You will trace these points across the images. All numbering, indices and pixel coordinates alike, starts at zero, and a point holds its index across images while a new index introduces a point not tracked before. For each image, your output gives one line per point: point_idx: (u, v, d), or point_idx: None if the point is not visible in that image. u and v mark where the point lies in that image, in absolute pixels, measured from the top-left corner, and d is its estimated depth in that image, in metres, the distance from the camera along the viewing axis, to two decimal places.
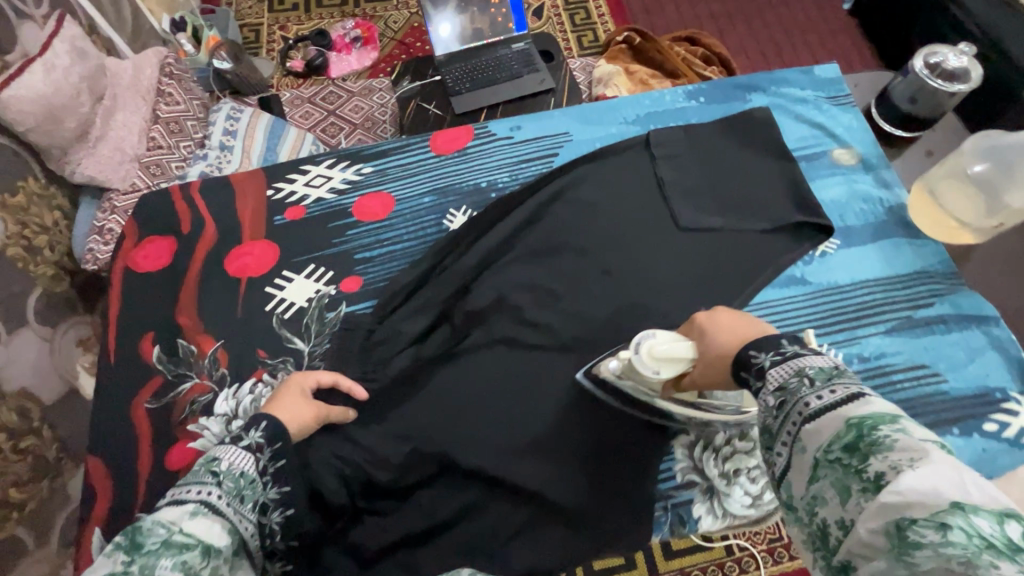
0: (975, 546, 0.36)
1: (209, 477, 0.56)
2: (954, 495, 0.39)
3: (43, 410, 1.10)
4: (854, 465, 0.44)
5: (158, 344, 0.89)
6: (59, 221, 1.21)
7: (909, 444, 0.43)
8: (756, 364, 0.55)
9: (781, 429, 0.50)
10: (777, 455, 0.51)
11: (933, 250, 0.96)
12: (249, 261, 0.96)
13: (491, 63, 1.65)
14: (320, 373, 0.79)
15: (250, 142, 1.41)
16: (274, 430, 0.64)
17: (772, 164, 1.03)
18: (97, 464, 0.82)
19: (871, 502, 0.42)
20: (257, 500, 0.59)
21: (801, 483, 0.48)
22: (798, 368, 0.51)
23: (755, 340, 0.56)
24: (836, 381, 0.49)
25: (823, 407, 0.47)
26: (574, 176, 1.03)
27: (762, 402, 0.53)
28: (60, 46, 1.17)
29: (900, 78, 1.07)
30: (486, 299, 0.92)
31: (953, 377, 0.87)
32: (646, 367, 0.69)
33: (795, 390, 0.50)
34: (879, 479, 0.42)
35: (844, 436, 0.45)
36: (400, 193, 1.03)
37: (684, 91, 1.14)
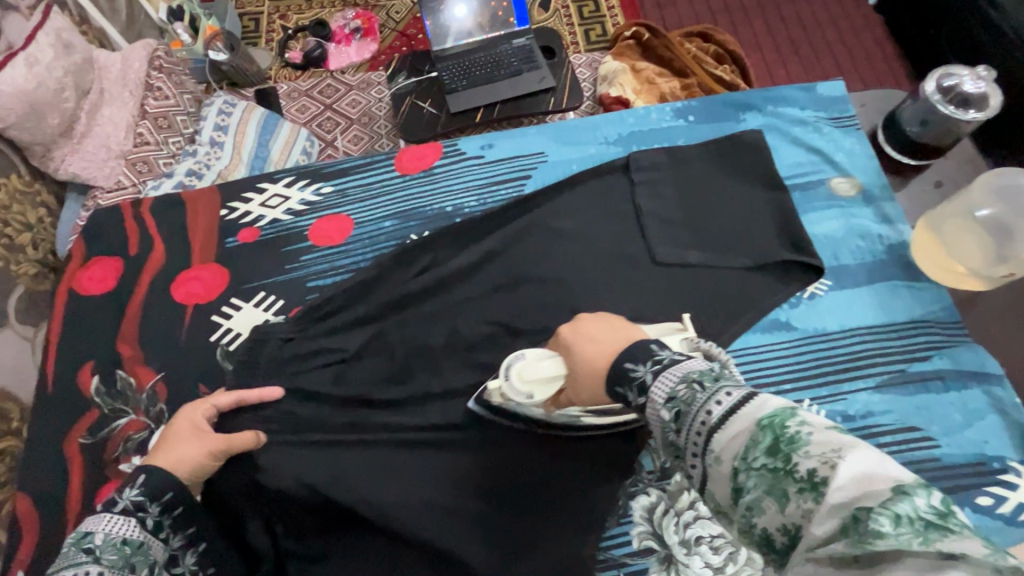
0: (923, 528, 0.33)
1: (83, 557, 0.56)
2: (888, 477, 0.36)
3: (24, 410, 0.99)
4: (782, 467, 0.39)
5: (96, 373, 0.85)
6: (43, 219, 1.15)
7: (823, 433, 0.39)
8: (637, 379, 0.53)
9: (688, 443, 0.46)
10: (694, 468, 0.46)
11: (934, 296, 0.88)
12: (196, 287, 0.91)
13: (489, 59, 1.56)
14: (217, 397, 0.74)
15: (243, 138, 1.33)
16: (155, 483, 0.62)
17: (762, 194, 0.95)
18: (26, 501, 0.79)
19: (813, 503, 0.37)
20: (148, 563, 0.60)
21: (729, 495, 0.43)
22: (682, 375, 0.49)
23: (627, 353, 0.55)
24: (722, 381, 0.47)
25: (725, 412, 0.44)
26: (549, 201, 0.96)
27: (656, 417, 0.49)
28: (44, 39, 1.12)
29: (908, 101, 0.98)
30: (438, 336, 0.86)
31: (947, 442, 0.79)
32: (518, 393, 0.71)
33: (691, 400, 0.47)
34: (812, 476, 0.38)
35: (761, 440, 0.41)
36: (359, 216, 0.97)
37: (672, 109, 1.05)
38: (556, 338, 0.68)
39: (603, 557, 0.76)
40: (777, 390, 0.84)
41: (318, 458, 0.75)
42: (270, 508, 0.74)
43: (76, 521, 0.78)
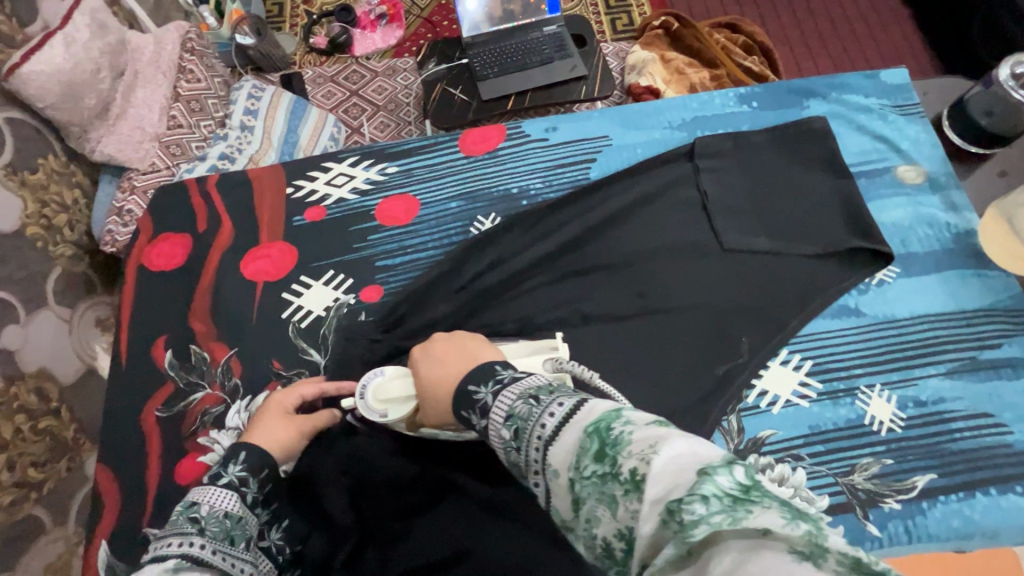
0: (729, 506, 0.33)
1: (189, 526, 0.55)
2: (697, 460, 0.36)
3: (62, 391, 1.02)
4: (609, 471, 0.39)
5: (169, 349, 0.86)
6: (78, 200, 1.14)
7: (642, 429, 0.40)
8: (480, 401, 0.52)
9: (530, 459, 0.46)
10: (537, 485, 0.46)
11: (1003, 284, 0.89)
12: (265, 265, 0.91)
13: (521, 47, 1.55)
14: (302, 387, 0.76)
15: (273, 124, 1.33)
16: (255, 459, 0.63)
17: (828, 181, 0.95)
18: (106, 473, 0.80)
19: (637, 502, 0.37)
20: (248, 538, 0.59)
21: (571, 508, 0.42)
22: (520, 392, 0.49)
23: (472, 374, 0.55)
24: (558, 395, 0.47)
25: (556, 423, 0.44)
26: (613, 187, 0.95)
27: (498, 437, 0.49)
28: (80, 19, 1.09)
29: (978, 90, 0.98)
30: (508, 321, 0.86)
31: (1019, 429, 0.80)
32: (373, 412, 0.71)
33: (528, 415, 0.47)
34: (633, 475, 0.38)
35: (588, 447, 0.41)
36: (426, 197, 0.97)
37: (735, 95, 1.05)
38: (409, 358, 0.69)
39: None
40: (848, 375, 0.84)
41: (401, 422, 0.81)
42: (355, 483, 0.77)
43: (154, 494, 0.78)
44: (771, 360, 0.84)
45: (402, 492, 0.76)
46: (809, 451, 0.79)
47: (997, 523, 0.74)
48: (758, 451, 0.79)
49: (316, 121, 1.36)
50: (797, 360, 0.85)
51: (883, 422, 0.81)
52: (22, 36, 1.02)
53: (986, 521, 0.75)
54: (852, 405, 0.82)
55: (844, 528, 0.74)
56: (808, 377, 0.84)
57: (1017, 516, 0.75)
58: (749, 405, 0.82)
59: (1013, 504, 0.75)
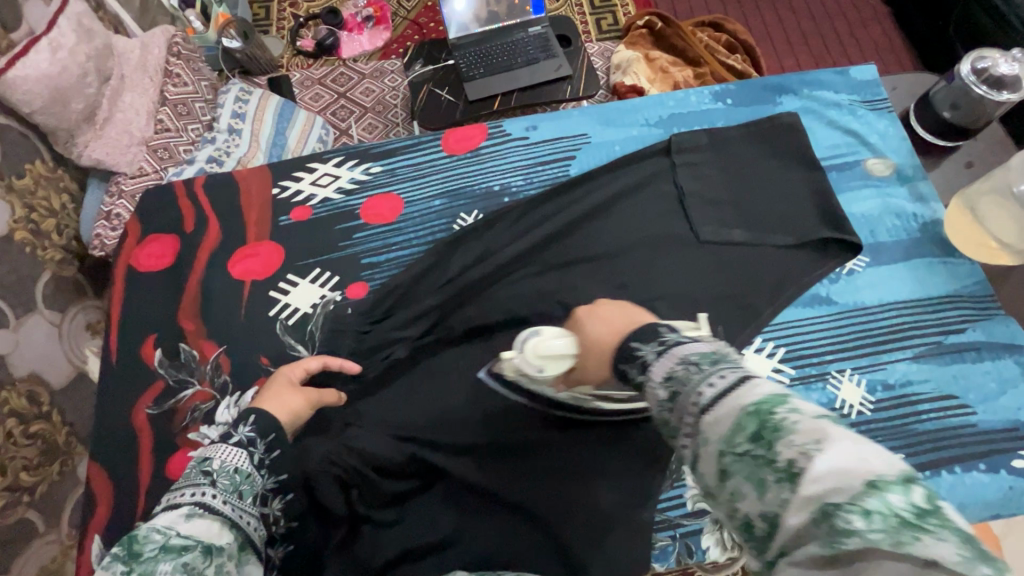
0: (895, 526, 0.32)
1: (202, 478, 0.61)
2: (866, 471, 0.34)
3: (53, 394, 1.04)
4: (764, 456, 0.38)
5: (159, 347, 0.88)
6: (67, 205, 1.15)
7: (809, 421, 0.38)
8: (639, 358, 0.51)
9: (682, 423, 0.44)
10: (684, 448, 0.45)
11: (967, 270, 0.92)
12: (254, 263, 0.93)
13: (505, 49, 1.58)
14: (308, 361, 0.81)
15: (260, 125, 1.33)
16: (264, 423, 0.68)
17: (799, 174, 0.98)
18: (98, 470, 0.82)
19: (789, 492, 0.36)
20: (255, 494, 0.64)
21: (716, 478, 0.41)
22: (682, 357, 0.47)
23: (636, 332, 0.53)
24: (720, 364, 0.44)
25: (715, 394, 0.42)
26: (591, 184, 0.98)
27: (654, 396, 0.48)
28: (66, 23, 1.11)
29: (942, 84, 1.02)
30: (492, 315, 0.88)
31: (982, 410, 0.83)
32: (531, 366, 0.74)
33: (686, 379, 0.45)
34: (790, 467, 0.36)
35: (747, 425, 0.39)
36: (409, 196, 0.99)
37: (710, 92, 1.08)
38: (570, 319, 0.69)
39: (658, 519, 0.79)
40: (820, 361, 0.87)
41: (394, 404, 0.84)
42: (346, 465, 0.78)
43: (146, 489, 0.80)
44: (746, 349, 0.87)
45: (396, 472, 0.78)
46: None
47: (960, 499, 0.78)
48: None
49: (303, 123, 1.35)
50: (771, 347, 0.88)
51: (853, 406, 0.84)
52: (7, 42, 1.03)
53: (949, 497, 0.78)
54: (823, 390, 0.85)
55: None
56: (781, 364, 0.87)
57: (979, 491, 0.78)
58: None
59: (976, 481, 0.79)
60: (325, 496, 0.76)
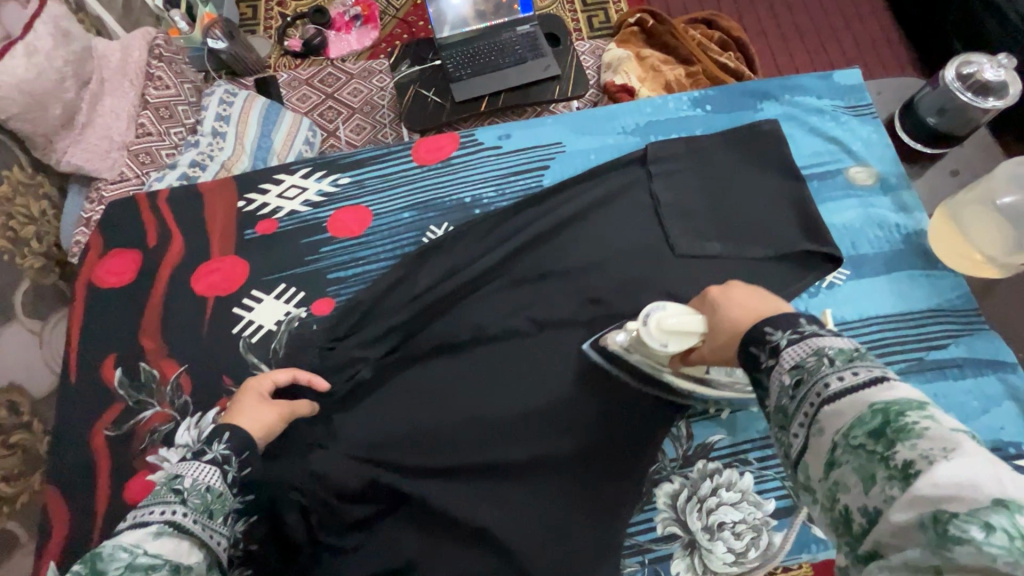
0: (1020, 547, 0.32)
1: (172, 496, 0.55)
2: (995, 490, 0.34)
3: (34, 403, 1.00)
4: (880, 451, 0.39)
5: (119, 367, 0.86)
6: (46, 211, 1.12)
7: (942, 432, 0.38)
8: (770, 342, 0.49)
9: (797, 413, 0.46)
10: (793, 438, 0.46)
11: (951, 283, 0.90)
12: (216, 279, 0.91)
13: (493, 47, 1.52)
14: (276, 372, 0.77)
15: (244, 129, 1.28)
16: (239, 438, 0.63)
17: (780, 184, 0.94)
18: (55, 493, 0.80)
19: (899, 491, 0.37)
20: (227, 513, 0.58)
21: (821, 469, 0.43)
22: (816, 347, 0.46)
23: (771, 317, 0.51)
24: (858, 363, 0.44)
25: (843, 389, 0.43)
26: (564, 194, 0.95)
27: (775, 381, 0.48)
28: (43, 28, 1.06)
29: (927, 90, 0.99)
30: (461, 331, 0.86)
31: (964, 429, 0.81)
32: (653, 339, 0.71)
33: (815, 370, 0.45)
34: (906, 467, 0.38)
35: (868, 420, 0.41)
36: (378, 208, 0.97)
37: (690, 99, 1.05)
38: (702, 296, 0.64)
39: (628, 544, 0.76)
40: None
41: (357, 420, 0.80)
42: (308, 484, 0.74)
43: (104, 512, 0.78)
44: None
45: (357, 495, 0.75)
46: (757, 454, 0.81)
47: None
48: (706, 457, 0.81)
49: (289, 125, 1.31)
50: None
51: None
52: None
53: None
54: None
55: (787, 530, 0.77)
56: None
57: None
58: (700, 411, 0.83)
59: None
60: (285, 519, 0.73)
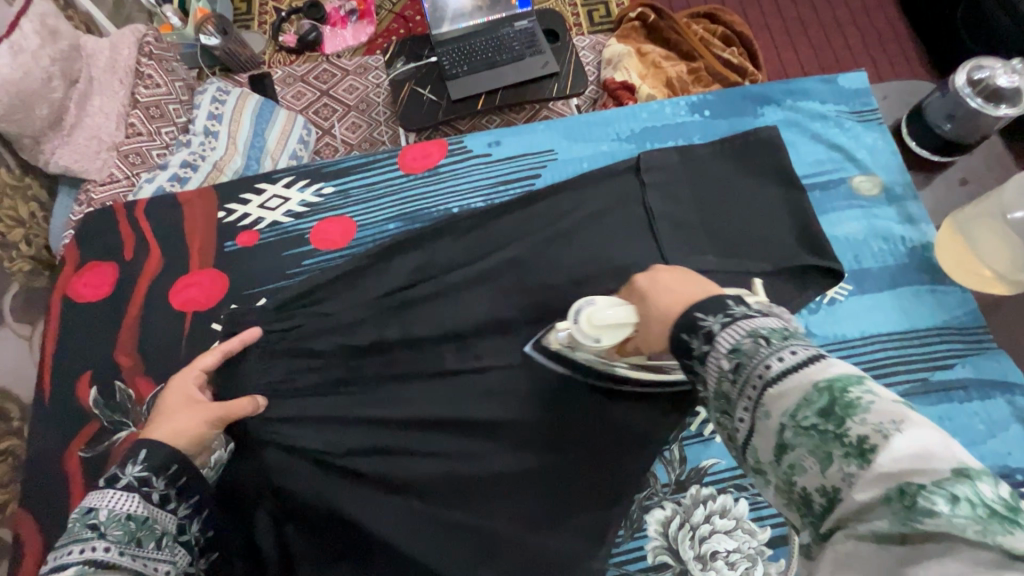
0: (984, 515, 0.30)
1: (88, 534, 0.54)
2: (951, 457, 0.32)
3: (25, 408, 0.93)
4: (832, 430, 0.36)
5: (94, 385, 0.83)
6: (35, 213, 1.05)
7: (888, 403, 0.35)
8: (703, 328, 0.45)
9: (739, 399, 0.41)
10: (738, 424, 0.41)
11: (957, 299, 0.86)
12: (195, 293, 0.88)
13: (490, 44, 1.45)
14: (202, 360, 0.68)
15: (238, 128, 1.23)
16: (158, 458, 0.58)
17: (779, 194, 0.90)
18: (28, 516, 0.78)
19: (858, 469, 0.34)
20: (157, 535, 0.58)
21: (771, 453, 0.39)
22: (750, 329, 0.42)
23: (700, 302, 0.47)
24: (794, 341, 0.41)
25: (785, 370, 0.39)
26: (557, 204, 0.91)
27: (712, 367, 0.43)
28: (29, 26, 0.99)
29: (935, 95, 0.95)
30: (445, 347, 0.81)
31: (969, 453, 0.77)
32: (586, 338, 0.66)
33: (753, 353, 0.41)
34: (862, 444, 0.34)
35: (815, 401, 0.37)
36: (362, 219, 0.94)
37: (687, 103, 1.01)
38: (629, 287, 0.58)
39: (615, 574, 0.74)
40: None
41: (323, 434, 0.73)
42: (277, 505, 0.70)
43: None
44: None
45: (324, 522, 0.70)
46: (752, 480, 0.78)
47: None
48: (699, 482, 0.78)
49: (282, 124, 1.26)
50: None
51: None
52: None
53: None
54: None
55: (784, 560, 0.74)
56: None
57: None
58: (692, 433, 0.81)
59: None
60: (262, 544, 0.70)
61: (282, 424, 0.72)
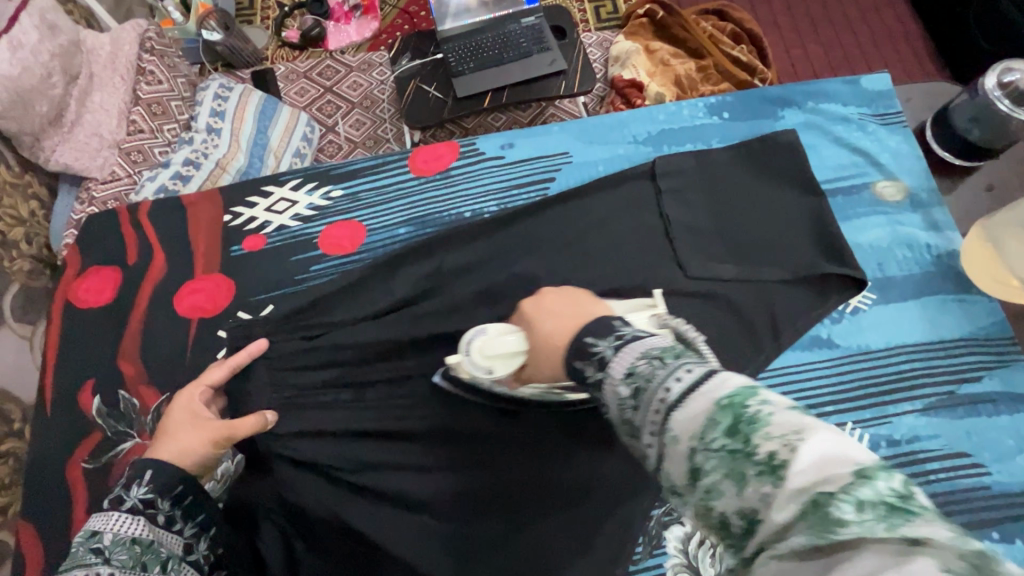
0: (888, 514, 0.26)
1: (92, 558, 0.52)
2: (851, 459, 0.29)
3: (25, 410, 0.91)
4: (740, 449, 0.31)
5: (97, 394, 0.81)
6: (35, 212, 1.02)
7: (786, 412, 0.32)
8: (597, 354, 0.43)
9: (645, 423, 0.37)
10: (649, 450, 0.37)
11: (984, 309, 0.84)
12: (200, 299, 0.86)
13: (497, 41, 1.42)
14: (210, 373, 0.68)
15: (241, 125, 1.20)
16: (163, 479, 0.56)
17: (800, 200, 0.88)
18: (28, 528, 0.75)
19: (771, 488, 0.30)
20: (163, 559, 0.56)
21: (682, 480, 0.34)
22: (642, 351, 0.40)
23: (589, 327, 0.46)
24: (686, 359, 0.38)
25: (684, 391, 0.35)
26: (572, 209, 0.89)
27: (613, 395, 0.40)
28: (28, 21, 0.96)
29: (964, 97, 0.92)
30: None
31: (998, 469, 0.75)
32: (479, 369, 0.63)
33: (651, 376, 0.38)
34: (772, 460, 0.30)
35: (720, 420, 0.33)
36: (372, 223, 0.91)
37: (706, 105, 0.99)
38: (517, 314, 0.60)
39: None
40: (818, 413, 0.79)
41: (335, 450, 0.71)
42: (289, 520, 0.69)
43: None
44: None
45: (335, 539, 0.68)
46: None
47: None
48: None
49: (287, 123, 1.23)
50: None
51: None
52: None
53: None
54: None
55: None
56: None
57: None
58: None
59: None
60: (269, 560, 0.67)
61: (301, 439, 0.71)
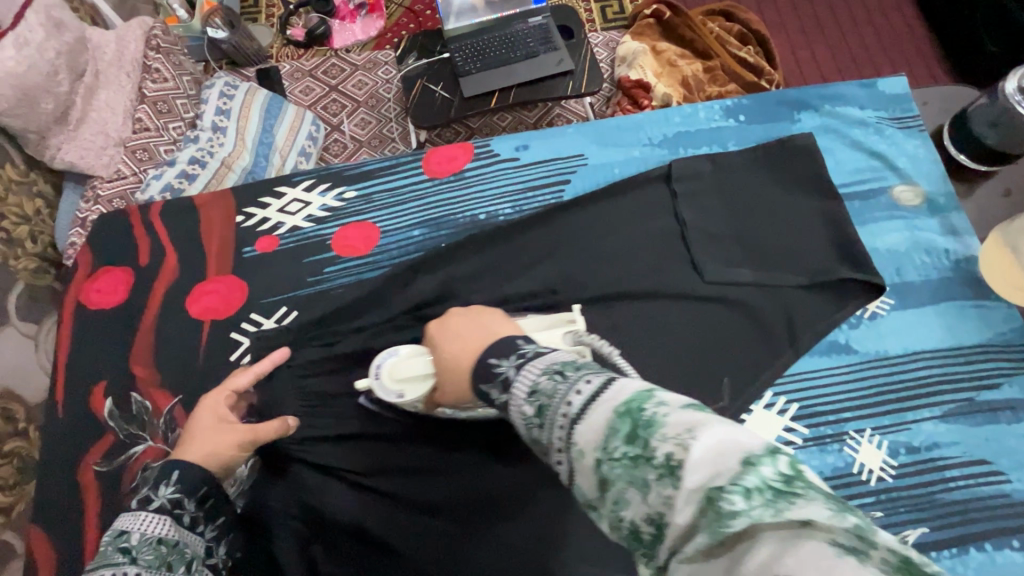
0: (772, 496, 0.28)
1: (119, 558, 0.50)
2: (737, 448, 0.31)
3: (30, 410, 0.90)
4: (640, 455, 0.33)
5: (109, 396, 0.80)
6: (41, 210, 1.01)
7: (679, 412, 0.33)
8: (501, 374, 0.46)
9: (552, 440, 0.39)
10: (559, 466, 0.38)
11: (1003, 315, 0.83)
12: (213, 300, 0.85)
13: (504, 41, 1.41)
14: (234, 379, 0.67)
15: (247, 124, 1.19)
16: (191, 480, 0.55)
17: (817, 203, 0.87)
18: (38, 531, 0.75)
19: (672, 489, 0.31)
20: (188, 561, 0.54)
21: (595, 490, 0.36)
22: (544, 367, 0.42)
23: (494, 347, 0.49)
24: (584, 371, 0.40)
25: (582, 404, 0.37)
26: (587, 211, 0.88)
27: (518, 415, 0.42)
28: (34, 18, 0.95)
29: (982, 101, 0.92)
30: None
31: (1017, 477, 0.75)
32: (389, 393, 0.66)
33: (553, 392, 0.40)
34: (668, 460, 0.32)
35: (619, 428, 0.34)
36: (386, 225, 0.90)
37: (721, 107, 0.98)
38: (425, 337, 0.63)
39: None
40: (837, 419, 0.78)
41: (350, 454, 0.71)
42: (306, 524, 0.68)
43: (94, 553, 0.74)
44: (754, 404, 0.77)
45: (352, 544, 0.67)
46: None
47: None
48: None
49: None
50: (783, 404, 0.78)
51: (874, 471, 0.75)
52: None
53: None
54: (840, 452, 0.76)
55: None
56: (794, 422, 0.77)
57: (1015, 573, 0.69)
58: None
59: (1009, 560, 0.70)
60: (285, 566, 0.66)
61: (321, 443, 0.71)
